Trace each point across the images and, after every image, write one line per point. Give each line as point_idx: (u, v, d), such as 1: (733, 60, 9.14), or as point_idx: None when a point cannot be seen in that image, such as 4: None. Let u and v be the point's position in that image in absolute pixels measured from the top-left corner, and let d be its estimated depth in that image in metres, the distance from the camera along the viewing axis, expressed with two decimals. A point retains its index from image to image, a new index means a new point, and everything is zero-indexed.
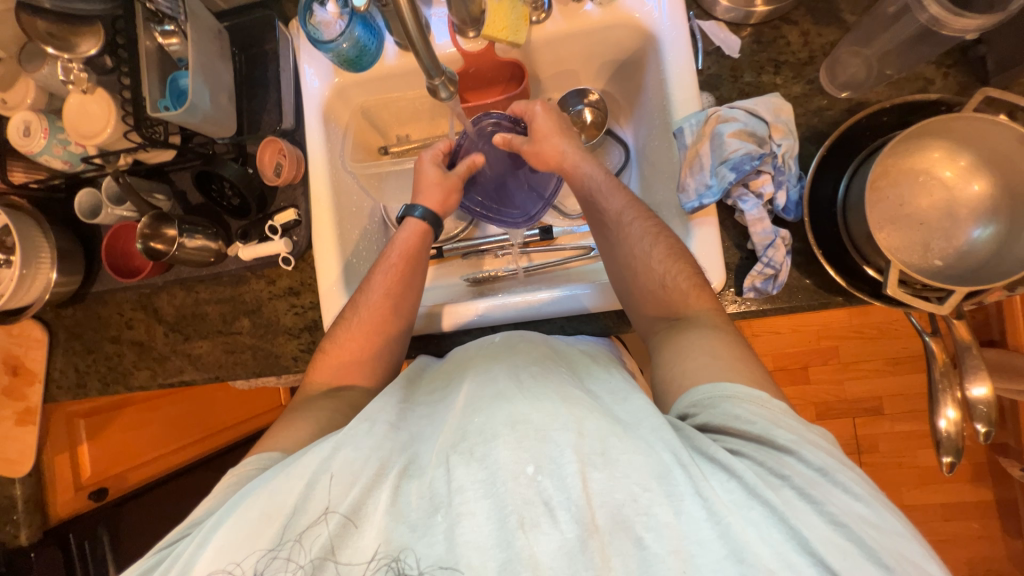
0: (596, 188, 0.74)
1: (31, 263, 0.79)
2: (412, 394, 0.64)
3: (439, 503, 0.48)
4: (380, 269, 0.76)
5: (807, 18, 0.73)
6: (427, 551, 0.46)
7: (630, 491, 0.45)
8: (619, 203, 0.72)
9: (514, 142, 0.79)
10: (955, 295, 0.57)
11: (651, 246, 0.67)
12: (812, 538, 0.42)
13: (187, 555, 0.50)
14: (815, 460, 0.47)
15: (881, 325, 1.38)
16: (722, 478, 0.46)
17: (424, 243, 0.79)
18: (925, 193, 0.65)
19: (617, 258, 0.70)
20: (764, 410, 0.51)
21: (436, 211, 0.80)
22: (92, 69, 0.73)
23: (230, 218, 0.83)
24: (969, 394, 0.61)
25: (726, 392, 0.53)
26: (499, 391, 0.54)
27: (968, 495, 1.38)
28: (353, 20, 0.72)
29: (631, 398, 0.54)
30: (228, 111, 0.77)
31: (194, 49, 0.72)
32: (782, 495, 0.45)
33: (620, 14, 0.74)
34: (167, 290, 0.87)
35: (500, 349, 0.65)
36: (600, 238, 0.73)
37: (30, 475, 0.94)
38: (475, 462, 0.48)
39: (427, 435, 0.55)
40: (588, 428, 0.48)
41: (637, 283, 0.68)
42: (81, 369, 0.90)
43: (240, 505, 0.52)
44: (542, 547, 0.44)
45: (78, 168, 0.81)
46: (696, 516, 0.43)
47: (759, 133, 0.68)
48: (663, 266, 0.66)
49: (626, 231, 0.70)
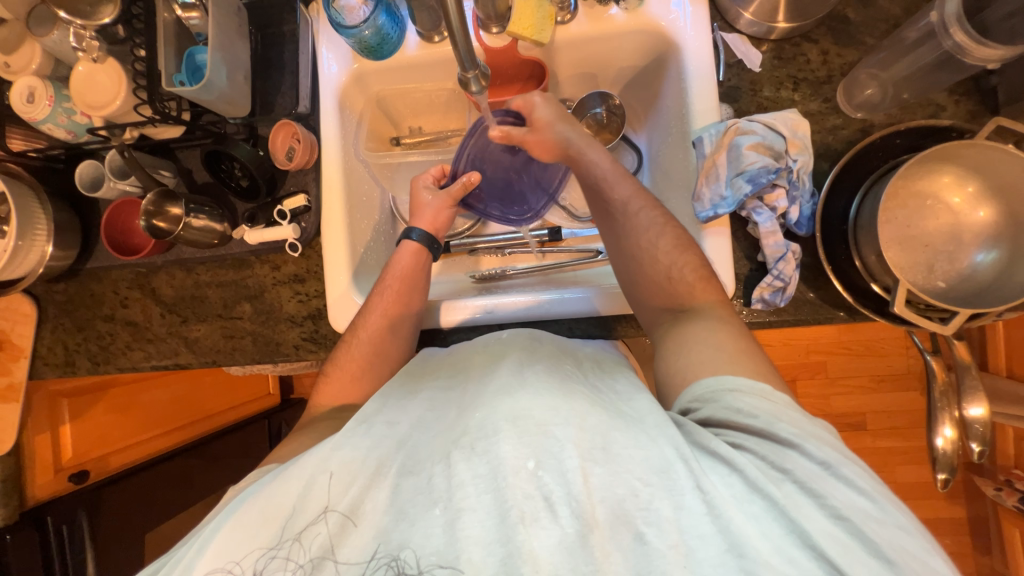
0: (601, 176, 0.73)
1: (26, 235, 0.77)
2: (416, 381, 0.64)
3: (438, 496, 0.47)
4: (378, 291, 0.75)
5: (828, 37, 0.74)
6: (425, 543, 0.45)
7: (630, 486, 0.45)
8: (626, 190, 0.72)
9: (512, 134, 0.75)
10: (958, 317, 0.59)
11: (657, 237, 0.68)
12: (813, 532, 0.42)
13: (185, 562, 0.49)
14: (817, 453, 0.47)
15: (869, 342, 1.42)
16: (722, 472, 0.46)
17: (422, 264, 0.79)
18: (932, 216, 0.67)
19: (621, 249, 0.71)
20: (766, 403, 0.51)
21: (431, 233, 0.81)
22: (103, 38, 0.71)
23: (237, 201, 0.82)
24: (965, 414, 0.63)
25: (728, 385, 0.53)
26: (502, 385, 0.53)
27: (943, 512, 1.42)
28: (377, 7, 0.71)
29: (638, 398, 0.54)
30: (244, 91, 0.76)
31: (215, 26, 0.70)
32: (782, 489, 0.45)
33: (645, 21, 0.75)
34: (165, 271, 0.85)
35: (507, 345, 0.64)
36: (604, 227, 0.73)
37: (10, 455, 0.91)
38: (476, 456, 0.48)
39: (428, 425, 0.55)
40: (588, 423, 0.48)
41: (642, 274, 0.68)
42: (70, 347, 0.87)
43: (239, 506, 0.51)
44: (541, 542, 0.44)
45: (81, 139, 0.78)
46: (696, 511, 0.44)
47: (776, 147, 0.69)
48: (669, 258, 0.67)
49: (634, 220, 0.70)
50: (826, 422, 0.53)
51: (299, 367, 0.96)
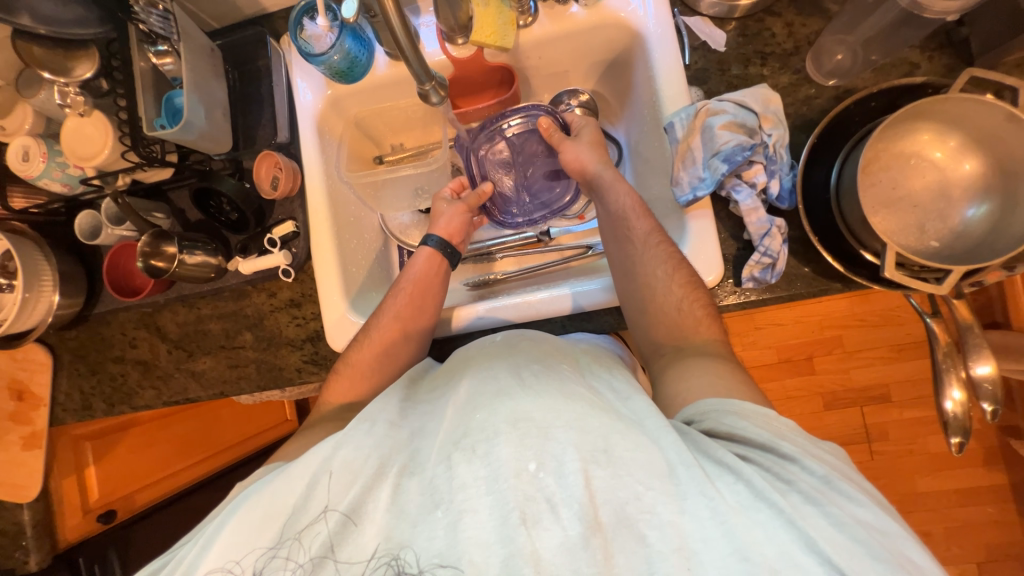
0: (627, 208, 0.73)
1: (33, 287, 0.80)
2: (415, 392, 0.63)
3: (439, 498, 0.47)
4: (393, 294, 0.77)
5: (790, 9, 0.74)
6: (427, 545, 0.46)
7: (633, 490, 0.45)
8: (644, 226, 0.71)
9: (555, 135, 0.80)
10: (952, 276, 0.57)
11: (671, 273, 0.67)
12: (818, 539, 0.42)
13: (189, 560, 0.51)
14: (817, 468, 0.47)
15: (883, 311, 1.38)
16: (729, 481, 0.45)
17: (437, 270, 0.80)
18: (917, 175, 0.66)
19: (634, 275, 0.69)
20: (770, 426, 0.51)
21: (446, 239, 0.82)
22: (88, 92, 0.74)
23: (229, 233, 0.84)
24: (973, 373, 0.62)
25: (731, 406, 0.53)
26: (500, 388, 0.52)
27: (981, 480, 1.37)
28: (342, 32, 0.73)
29: (635, 398, 0.54)
30: (224, 127, 0.78)
31: (188, 67, 0.73)
32: (789, 500, 0.44)
33: (605, 14, 0.75)
34: (169, 308, 0.87)
35: (501, 350, 0.63)
36: (618, 250, 0.72)
37: (38, 500, 0.94)
38: (477, 458, 0.48)
39: (429, 430, 0.53)
40: (590, 425, 0.48)
41: (654, 303, 0.67)
42: (86, 391, 0.90)
43: (241, 505, 0.53)
44: (544, 543, 0.44)
45: (77, 190, 0.82)
46: (699, 515, 0.43)
47: (748, 124, 0.68)
48: (682, 291, 0.66)
49: (650, 252, 0.69)
50: (830, 444, 0.53)
51: (305, 390, 0.97)
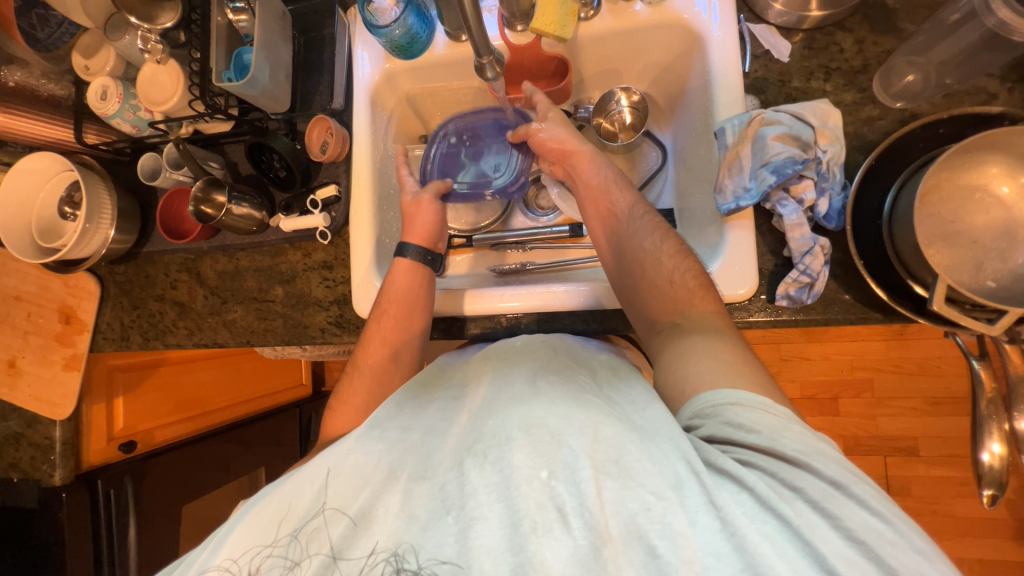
0: (608, 182, 0.76)
1: (93, 218, 0.85)
2: (431, 391, 0.65)
3: (450, 504, 0.48)
4: (376, 320, 0.76)
5: (863, 25, 0.71)
6: (436, 550, 0.46)
7: (643, 500, 0.44)
8: (627, 198, 0.75)
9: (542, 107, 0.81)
10: (1007, 316, 0.54)
11: (660, 242, 0.69)
12: (828, 554, 0.40)
13: (204, 557, 0.52)
14: (827, 471, 0.45)
15: (921, 360, 1.31)
16: (733, 490, 0.44)
17: (419, 281, 0.78)
18: (980, 210, 0.62)
19: (624, 253, 0.71)
20: (769, 417, 0.49)
21: (423, 246, 0.81)
22: (166, 42, 0.80)
23: (275, 190, 0.87)
24: (1016, 426, 0.59)
25: (727, 399, 0.51)
26: (515, 394, 0.54)
27: (1009, 553, 1.28)
28: (407, 8, 0.75)
29: (651, 407, 0.53)
30: (284, 87, 0.81)
31: (261, 25, 0.76)
32: (795, 508, 0.43)
33: (669, 15, 0.75)
34: (210, 256, 0.92)
35: (522, 353, 0.64)
36: (605, 232, 0.75)
37: (70, 420, 0.98)
38: (489, 464, 0.48)
39: (441, 430, 0.56)
40: (603, 434, 0.48)
41: (645, 278, 0.68)
42: (126, 323, 0.96)
43: (252, 506, 0.54)
44: (553, 553, 0.44)
45: (143, 132, 0.88)
46: (709, 528, 0.42)
47: (804, 137, 0.65)
48: (671, 261, 0.67)
49: (636, 225, 0.72)
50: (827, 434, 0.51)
51: (325, 351, 1.01)
